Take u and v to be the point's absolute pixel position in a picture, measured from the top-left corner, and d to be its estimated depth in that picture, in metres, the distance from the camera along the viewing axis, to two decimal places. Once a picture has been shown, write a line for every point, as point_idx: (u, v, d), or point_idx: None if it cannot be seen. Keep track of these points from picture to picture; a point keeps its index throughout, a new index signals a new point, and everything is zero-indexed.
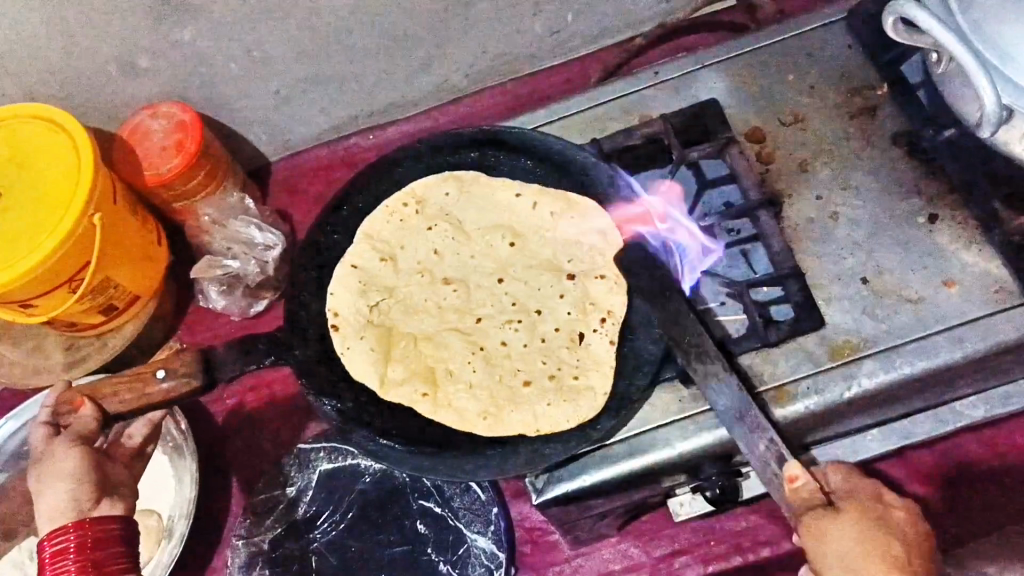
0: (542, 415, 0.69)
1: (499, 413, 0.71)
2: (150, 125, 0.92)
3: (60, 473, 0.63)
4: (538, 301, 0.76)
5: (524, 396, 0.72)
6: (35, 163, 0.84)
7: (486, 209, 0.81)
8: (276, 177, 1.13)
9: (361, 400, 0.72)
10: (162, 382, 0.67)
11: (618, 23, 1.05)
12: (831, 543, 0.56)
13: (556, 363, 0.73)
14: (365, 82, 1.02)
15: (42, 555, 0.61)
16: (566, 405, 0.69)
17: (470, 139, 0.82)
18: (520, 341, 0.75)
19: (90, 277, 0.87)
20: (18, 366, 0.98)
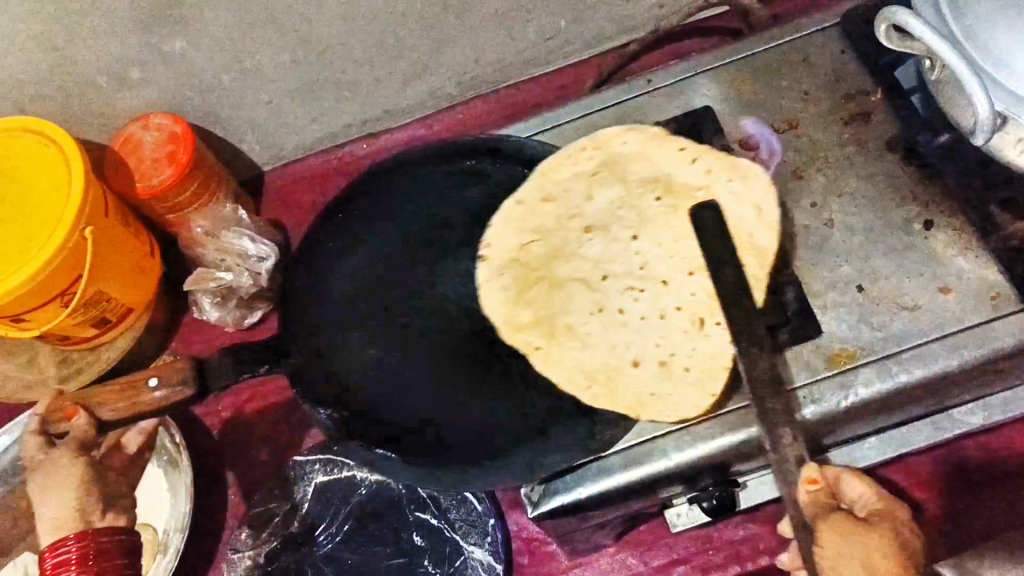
0: (643, 398, 0.66)
1: (606, 383, 0.68)
2: (142, 136, 0.92)
3: (62, 483, 0.64)
4: (668, 271, 0.71)
5: (635, 373, 0.68)
6: (26, 176, 0.84)
7: (655, 169, 0.75)
8: (269, 188, 1.13)
9: (353, 408, 0.71)
10: (153, 391, 0.64)
11: (612, 29, 1.04)
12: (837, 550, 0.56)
13: (674, 347, 0.68)
14: (357, 91, 1.02)
15: (43, 564, 0.61)
16: (669, 393, 0.66)
17: (467, 148, 0.79)
18: (647, 315, 0.70)
19: (82, 291, 0.87)
20: (11, 380, 0.98)
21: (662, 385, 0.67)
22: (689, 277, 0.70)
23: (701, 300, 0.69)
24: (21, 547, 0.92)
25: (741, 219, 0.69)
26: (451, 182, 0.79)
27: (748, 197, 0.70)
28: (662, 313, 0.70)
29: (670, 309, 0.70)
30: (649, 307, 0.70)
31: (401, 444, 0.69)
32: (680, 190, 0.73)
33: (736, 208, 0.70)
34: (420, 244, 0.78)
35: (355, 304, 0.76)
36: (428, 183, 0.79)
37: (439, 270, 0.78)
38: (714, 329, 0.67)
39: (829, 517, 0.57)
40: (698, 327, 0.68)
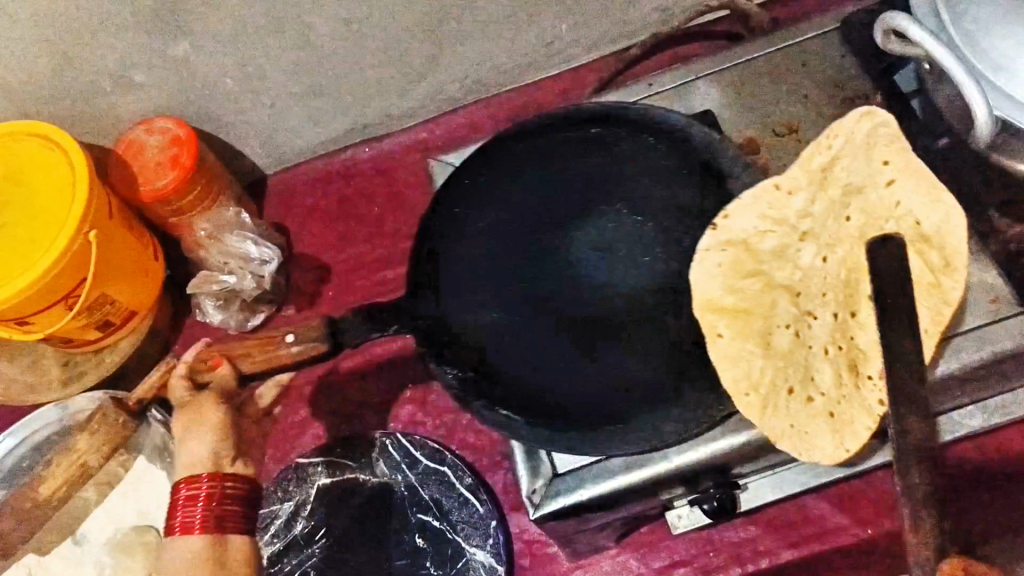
0: (786, 430, 0.61)
1: (766, 401, 0.61)
2: (145, 140, 0.93)
3: (204, 425, 0.57)
4: (854, 300, 0.62)
5: (787, 399, 0.62)
6: (31, 182, 0.85)
7: (882, 184, 0.62)
8: (271, 192, 1.13)
9: (482, 368, 0.64)
10: (290, 345, 0.58)
11: (612, 33, 1.05)
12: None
13: (830, 386, 0.62)
14: (359, 95, 1.02)
15: (176, 497, 0.55)
16: (810, 431, 0.61)
17: (587, 115, 0.71)
18: (819, 344, 0.63)
19: (86, 293, 0.87)
20: (15, 382, 0.98)
21: (808, 418, 0.62)
22: (853, 315, 0.62)
23: (867, 346, 0.61)
24: (25, 549, 0.92)
25: (924, 276, 0.60)
26: (573, 150, 0.70)
27: (939, 246, 0.60)
28: (828, 346, 0.63)
29: (839, 343, 0.63)
30: (818, 337, 0.64)
31: (533, 408, 0.62)
32: (886, 215, 0.61)
33: (920, 260, 0.60)
34: (542, 206, 0.69)
35: (456, 278, 0.68)
36: (544, 150, 0.71)
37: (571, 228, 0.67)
38: (868, 382, 0.61)
39: None
40: (859, 377, 0.61)
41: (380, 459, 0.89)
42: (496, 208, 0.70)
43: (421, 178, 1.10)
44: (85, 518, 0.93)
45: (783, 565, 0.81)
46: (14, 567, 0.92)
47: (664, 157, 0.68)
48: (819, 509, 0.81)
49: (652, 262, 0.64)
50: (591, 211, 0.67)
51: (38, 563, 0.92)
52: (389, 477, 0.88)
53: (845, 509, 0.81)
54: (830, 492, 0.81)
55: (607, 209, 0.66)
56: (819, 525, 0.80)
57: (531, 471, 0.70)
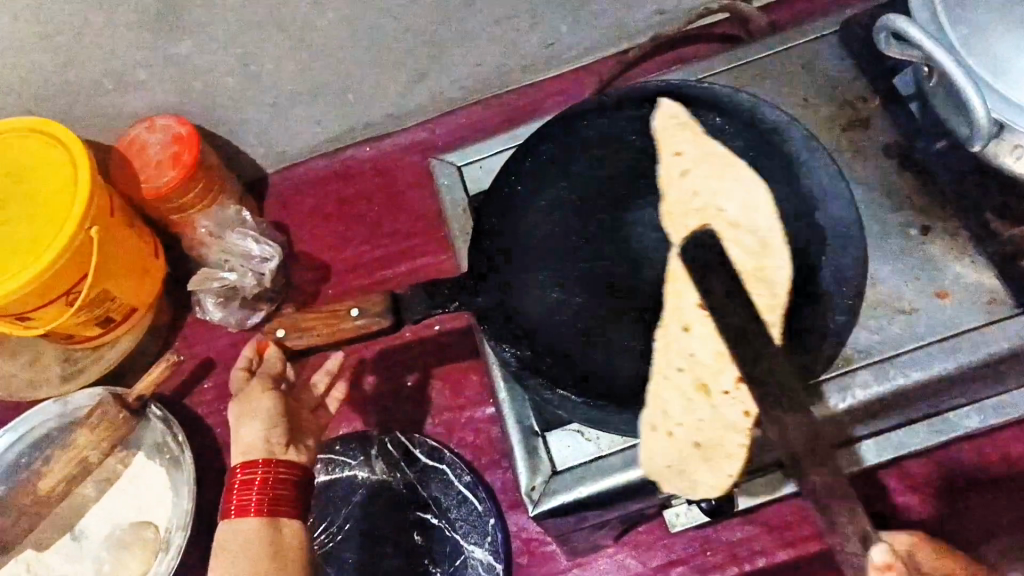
0: (679, 468, 0.66)
1: (659, 432, 0.65)
2: (147, 138, 0.93)
3: (256, 412, 0.69)
4: (685, 317, 0.68)
5: (682, 438, 0.66)
6: (33, 178, 0.86)
7: (729, 190, 0.72)
8: (272, 191, 1.13)
9: (537, 347, 0.69)
10: (353, 319, 0.70)
11: (612, 34, 1.06)
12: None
13: (697, 421, 0.66)
14: (360, 94, 1.03)
15: (232, 477, 0.66)
16: (685, 468, 0.66)
17: (652, 94, 0.77)
18: (691, 380, 0.67)
19: (86, 290, 0.88)
20: (14, 377, 0.98)
21: (691, 450, 0.66)
22: (688, 333, 0.67)
23: (709, 364, 0.67)
24: (23, 544, 0.92)
25: (762, 264, 0.67)
26: (638, 128, 0.76)
27: (756, 231, 0.69)
28: (708, 380, 0.67)
29: (702, 376, 0.67)
30: (695, 361, 0.67)
31: (580, 383, 0.67)
32: (726, 211, 0.71)
33: (758, 245, 0.68)
34: (596, 193, 0.75)
35: (525, 251, 0.73)
36: (615, 128, 0.77)
37: (626, 220, 0.73)
38: (722, 397, 0.66)
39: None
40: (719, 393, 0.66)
41: (380, 458, 0.89)
42: (561, 186, 0.76)
43: (422, 177, 1.11)
44: (84, 513, 0.94)
45: (780, 565, 0.81)
46: (12, 562, 0.91)
47: (729, 140, 0.73)
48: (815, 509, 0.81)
49: (712, 246, 0.70)
50: (657, 190, 0.73)
51: (35, 558, 0.92)
52: (388, 474, 0.89)
53: None
54: None
55: (673, 192, 0.73)
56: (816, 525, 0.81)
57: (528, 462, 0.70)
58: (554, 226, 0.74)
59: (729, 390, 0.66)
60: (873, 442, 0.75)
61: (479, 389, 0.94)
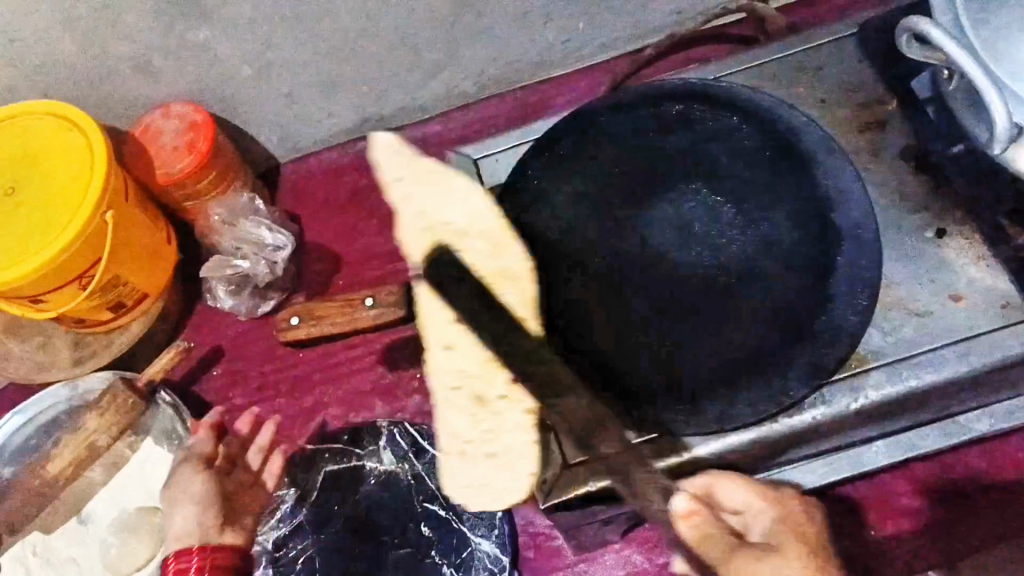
0: (494, 482, 0.79)
1: (469, 452, 0.80)
2: (162, 125, 0.94)
3: (189, 495, 0.82)
4: (444, 338, 0.79)
5: (473, 452, 0.80)
6: (49, 162, 0.86)
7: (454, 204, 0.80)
8: (285, 181, 1.13)
9: (554, 341, 0.70)
10: None
11: (629, 32, 1.06)
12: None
13: (496, 437, 0.76)
14: (374, 87, 1.03)
15: (167, 570, 0.77)
16: (485, 476, 0.80)
17: (676, 91, 0.77)
18: (481, 392, 0.77)
19: (99, 275, 0.88)
20: (25, 360, 0.98)
21: (482, 456, 0.78)
22: (451, 349, 0.79)
23: (446, 370, 0.80)
24: (31, 526, 0.92)
25: (507, 274, 0.74)
26: (657, 125, 0.76)
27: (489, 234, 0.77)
28: (478, 387, 0.77)
29: (472, 388, 0.77)
30: (464, 373, 0.78)
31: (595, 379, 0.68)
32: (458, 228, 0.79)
33: (488, 249, 0.76)
34: (613, 188, 0.74)
35: (542, 246, 0.73)
36: (633, 121, 0.77)
37: (642, 214, 0.73)
38: (501, 403, 0.75)
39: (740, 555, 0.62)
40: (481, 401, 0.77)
41: (388, 448, 0.90)
42: (580, 181, 0.75)
43: None
44: (94, 496, 0.93)
45: None
46: (18, 543, 0.91)
47: (747, 137, 0.74)
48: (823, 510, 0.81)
49: (728, 243, 0.71)
50: (675, 187, 0.73)
51: (41, 541, 0.92)
52: (396, 465, 0.89)
53: None
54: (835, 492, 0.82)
55: (690, 188, 0.73)
56: None
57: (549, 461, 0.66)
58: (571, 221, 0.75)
59: (503, 395, 0.75)
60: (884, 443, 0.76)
61: None
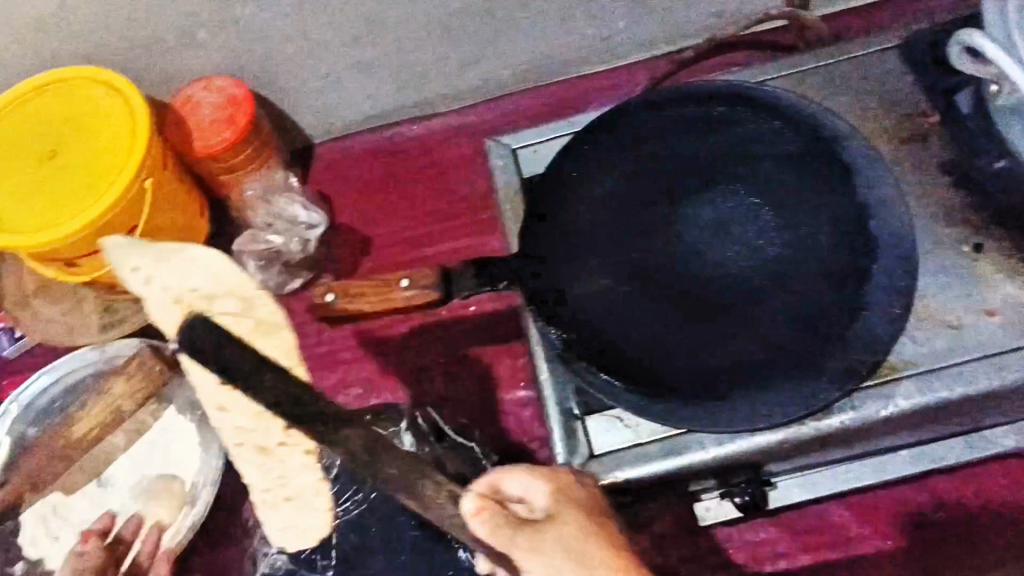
0: (292, 526, 0.71)
1: (276, 499, 0.70)
2: (201, 97, 0.94)
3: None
4: (214, 395, 0.67)
5: (284, 503, 0.70)
6: (92, 126, 0.87)
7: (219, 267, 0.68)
8: (317, 161, 1.14)
9: (584, 331, 0.70)
10: (405, 289, 0.73)
11: (669, 33, 1.06)
12: (560, 560, 0.52)
13: (285, 483, 0.70)
14: (412, 72, 1.04)
15: None
16: (296, 523, 0.71)
17: (718, 93, 0.77)
18: (256, 441, 0.68)
19: (134, 242, 0.89)
20: (55, 322, 0.99)
21: (284, 495, 0.70)
22: (223, 409, 0.67)
23: (233, 426, 0.67)
24: (52, 486, 0.93)
25: (255, 321, 0.64)
26: (698, 125, 0.76)
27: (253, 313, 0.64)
28: (229, 433, 0.67)
29: (251, 438, 0.68)
30: (242, 422, 0.67)
31: (624, 371, 0.68)
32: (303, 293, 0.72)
33: (243, 305, 0.64)
34: (650, 183, 0.75)
35: (575, 239, 0.74)
36: (674, 119, 0.77)
37: (679, 212, 0.74)
38: (281, 448, 0.69)
39: (526, 532, 0.53)
40: (264, 448, 0.68)
41: None
42: (615, 175, 0.76)
43: (466, 160, 1.11)
44: (115, 462, 0.95)
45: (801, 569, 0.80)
46: (40, 503, 0.92)
47: (787, 142, 0.74)
48: (840, 517, 0.81)
49: (764, 245, 0.71)
50: (714, 186, 0.74)
51: (62, 502, 0.93)
52: None
53: (866, 518, 0.81)
54: (853, 500, 0.82)
55: (728, 188, 0.74)
56: (840, 532, 0.80)
57: (568, 445, 0.69)
58: (607, 214, 0.75)
59: (285, 440, 0.68)
60: (908, 453, 0.78)
61: (510, 372, 0.95)
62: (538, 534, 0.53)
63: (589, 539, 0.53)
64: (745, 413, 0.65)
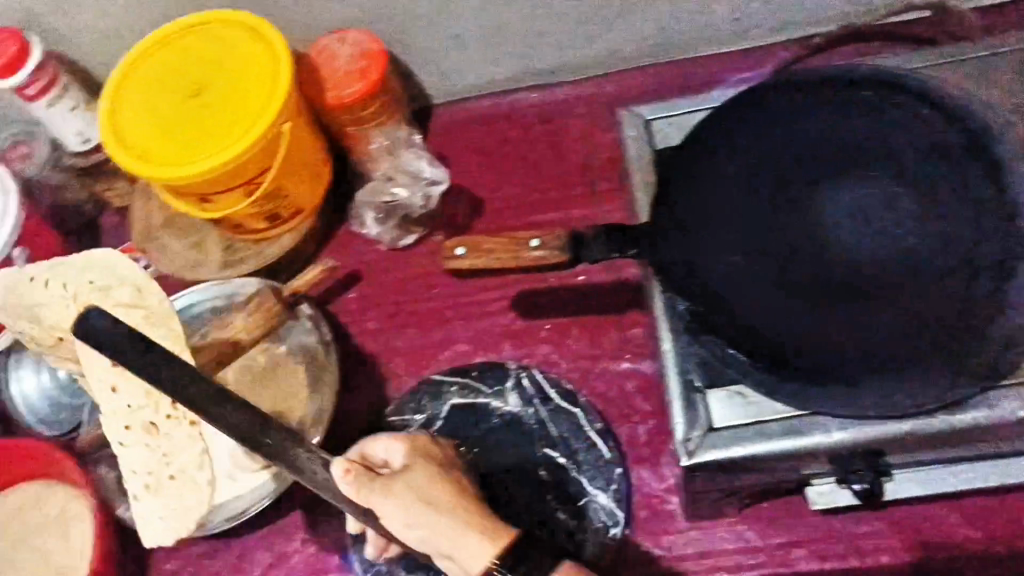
0: (178, 509, 0.77)
1: (160, 482, 0.78)
2: (337, 49, 0.97)
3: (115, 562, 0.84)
4: (106, 378, 0.78)
5: (167, 486, 0.78)
6: (236, 68, 0.90)
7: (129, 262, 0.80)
8: (436, 122, 1.15)
9: (713, 302, 0.70)
10: (533, 249, 0.74)
11: (803, 17, 1.04)
12: (412, 500, 0.65)
13: (162, 462, 0.79)
14: (537, 39, 1.05)
15: None
16: (175, 510, 0.77)
17: (866, 79, 0.75)
18: (145, 421, 0.79)
19: (266, 184, 0.92)
20: (180, 255, 1.04)
21: (161, 475, 0.78)
22: (114, 390, 0.78)
23: (118, 413, 0.78)
24: None
25: (144, 310, 0.80)
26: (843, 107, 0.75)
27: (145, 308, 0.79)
28: (121, 427, 0.78)
29: (133, 417, 0.79)
30: (120, 391, 0.78)
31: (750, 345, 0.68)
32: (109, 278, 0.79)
33: (133, 293, 0.80)
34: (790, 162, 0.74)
35: (711, 213, 0.74)
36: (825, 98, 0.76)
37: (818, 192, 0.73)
38: (167, 423, 0.80)
39: (377, 487, 0.65)
40: (155, 425, 0.79)
41: (514, 391, 0.93)
42: (754, 150, 0.75)
43: (584, 131, 1.11)
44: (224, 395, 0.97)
45: (905, 566, 0.79)
46: None
47: (937, 131, 0.73)
48: (950, 519, 0.80)
49: (904, 236, 0.70)
50: (855, 169, 0.73)
51: None
52: (520, 408, 0.92)
53: (977, 523, 0.79)
54: (965, 504, 0.80)
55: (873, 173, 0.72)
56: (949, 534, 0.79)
57: (687, 415, 0.70)
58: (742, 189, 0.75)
59: (171, 415, 0.80)
60: None
61: (616, 344, 0.95)
62: (385, 491, 0.65)
63: (441, 490, 0.66)
64: (877, 399, 0.64)
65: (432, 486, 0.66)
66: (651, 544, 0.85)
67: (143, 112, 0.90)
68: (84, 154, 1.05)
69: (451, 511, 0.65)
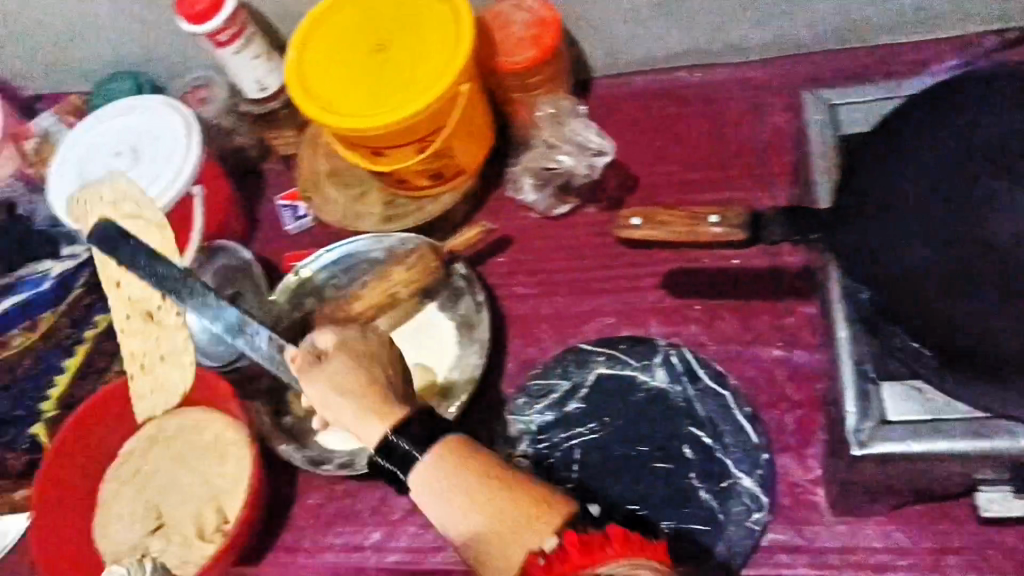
0: (165, 385, 0.99)
1: (166, 366, 0.99)
2: (513, 15, 0.99)
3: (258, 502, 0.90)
4: (113, 278, 1.00)
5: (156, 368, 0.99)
6: (419, 27, 0.93)
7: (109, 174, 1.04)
8: (594, 94, 1.15)
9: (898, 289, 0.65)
10: (713, 225, 0.74)
11: (995, 10, 0.99)
12: (334, 388, 0.69)
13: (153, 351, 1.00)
14: (709, 17, 1.03)
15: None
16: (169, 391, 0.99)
17: None
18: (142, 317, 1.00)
19: (438, 142, 0.94)
20: (342, 204, 1.07)
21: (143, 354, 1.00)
22: (117, 285, 1.01)
23: (116, 300, 1.01)
24: None
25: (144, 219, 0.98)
26: None
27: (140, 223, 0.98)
28: (125, 318, 1.00)
29: (131, 310, 1.00)
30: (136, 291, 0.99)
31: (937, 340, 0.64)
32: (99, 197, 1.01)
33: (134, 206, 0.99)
34: None
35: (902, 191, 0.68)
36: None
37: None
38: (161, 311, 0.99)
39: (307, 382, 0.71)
40: (144, 313, 1.00)
41: (662, 366, 0.93)
42: None
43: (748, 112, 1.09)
44: None
45: None
46: None
47: None
48: None
49: None
50: None
51: None
52: (667, 384, 0.92)
53: None
54: None
55: None
56: None
57: (863, 403, 0.69)
58: None
59: (163, 305, 0.99)
60: None
61: (768, 330, 0.94)
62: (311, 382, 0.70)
63: (350, 377, 0.69)
64: None
65: (353, 378, 0.69)
66: (794, 534, 0.84)
67: (327, 64, 0.93)
68: (260, 102, 1.09)
69: (358, 394, 0.68)
